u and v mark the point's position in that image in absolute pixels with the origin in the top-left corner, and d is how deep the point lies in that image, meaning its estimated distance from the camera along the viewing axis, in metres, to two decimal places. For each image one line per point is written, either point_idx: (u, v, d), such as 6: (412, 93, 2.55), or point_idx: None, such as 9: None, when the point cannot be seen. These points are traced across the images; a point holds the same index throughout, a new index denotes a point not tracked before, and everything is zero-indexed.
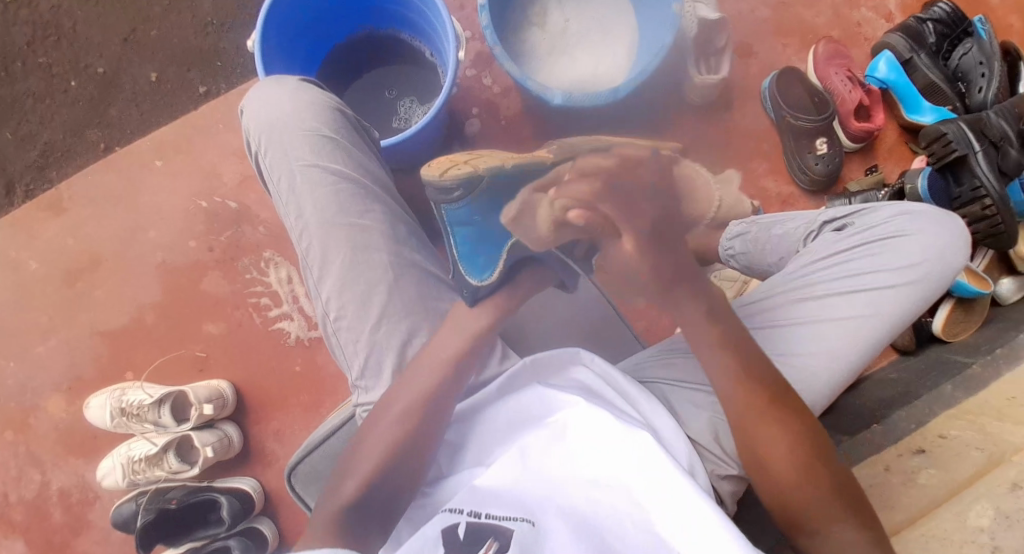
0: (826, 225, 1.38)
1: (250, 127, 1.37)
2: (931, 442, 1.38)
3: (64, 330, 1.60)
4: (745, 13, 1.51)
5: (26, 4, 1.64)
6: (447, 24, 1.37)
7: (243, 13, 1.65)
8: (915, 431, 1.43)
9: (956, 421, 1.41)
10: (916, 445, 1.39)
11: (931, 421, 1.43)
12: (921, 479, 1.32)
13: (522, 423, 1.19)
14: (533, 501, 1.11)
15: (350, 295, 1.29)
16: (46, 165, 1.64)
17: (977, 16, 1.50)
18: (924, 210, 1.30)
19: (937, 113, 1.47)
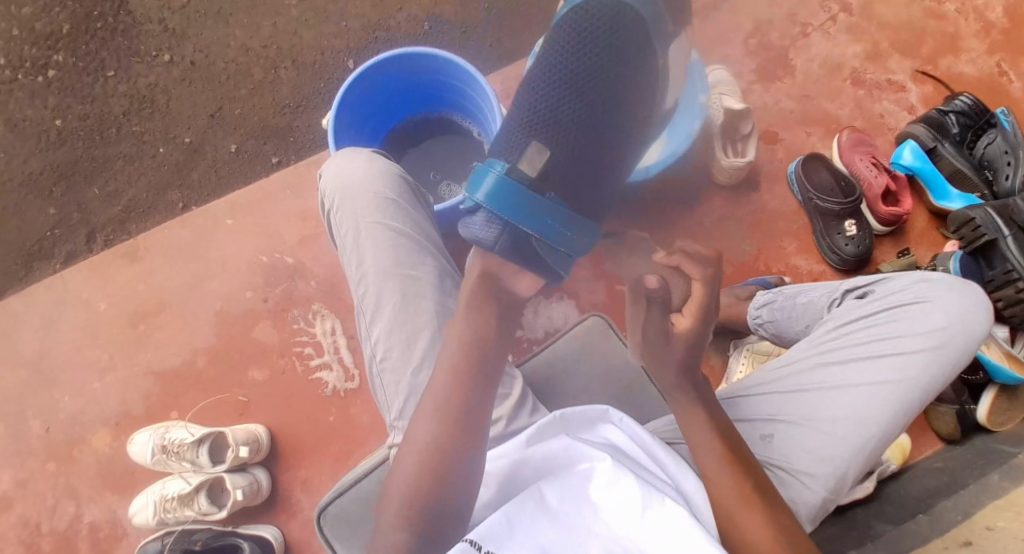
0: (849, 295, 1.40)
1: (323, 187, 1.47)
2: (979, 533, 1.34)
3: (121, 368, 1.67)
4: (770, 103, 1.61)
5: (125, 78, 1.72)
6: (492, 106, 1.47)
7: (320, 94, 1.70)
8: (962, 523, 1.38)
9: (1002, 513, 1.38)
10: (964, 537, 1.34)
11: (978, 513, 1.39)
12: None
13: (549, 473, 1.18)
14: (556, 539, 1.09)
15: (398, 337, 1.37)
16: (127, 219, 1.70)
17: (999, 108, 1.57)
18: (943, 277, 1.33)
19: (965, 199, 1.54)
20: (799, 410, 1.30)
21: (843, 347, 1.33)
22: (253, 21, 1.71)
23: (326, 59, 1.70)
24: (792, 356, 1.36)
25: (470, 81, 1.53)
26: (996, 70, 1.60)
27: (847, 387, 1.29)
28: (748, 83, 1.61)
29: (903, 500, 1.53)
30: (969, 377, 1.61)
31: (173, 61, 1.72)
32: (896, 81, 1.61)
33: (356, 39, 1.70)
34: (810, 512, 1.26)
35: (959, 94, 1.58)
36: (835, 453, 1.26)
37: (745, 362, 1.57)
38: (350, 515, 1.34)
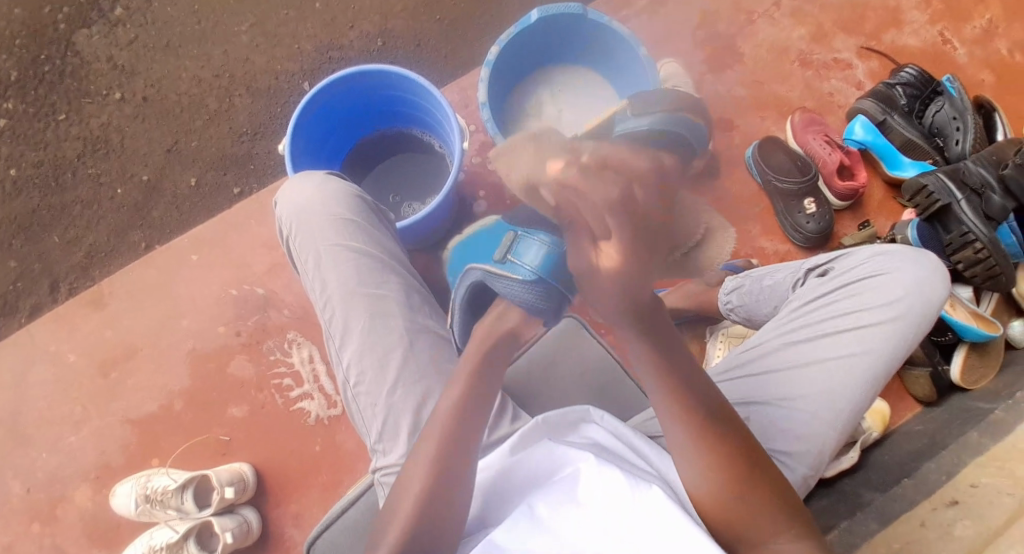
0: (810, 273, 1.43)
1: (281, 216, 1.45)
2: (964, 491, 1.36)
3: (97, 419, 1.62)
4: (723, 92, 1.63)
5: (77, 120, 1.68)
6: (452, 119, 1.48)
7: (277, 121, 1.68)
8: (947, 483, 1.40)
9: (984, 469, 1.40)
10: (951, 496, 1.37)
11: (961, 473, 1.41)
12: (958, 532, 1.27)
13: (537, 482, 1.18)
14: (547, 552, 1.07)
15: (369, 360, 1.35)
16: (90, 264, 1.67)
17: (945, 76, 1.59)
18: (899, 248, 1.35)
19: (917, 167, 1.57)
20: (771, 390, 1.32)
21: (808, 324, 1.35)
22: (204, 51, 1.69)
23: (281, 85, 1.68)
24: (761, 338, 1.38)
25: (425, 95, 1.53)
26: (939, 39, 1.63)
27: (816, 363, 1.31)
28: (699, 75, 1.63)
29: (889, 466, 1.54)
30: (939, 339, 1.62)
31: (125, 98, 1.69)
32: (842, 60, 1.64)
33: (309, 62, 1.68)
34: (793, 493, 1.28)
35: (905, 65, 1.60)
36: (811, 431, 1.28)
37: (721, 346, 1.59)
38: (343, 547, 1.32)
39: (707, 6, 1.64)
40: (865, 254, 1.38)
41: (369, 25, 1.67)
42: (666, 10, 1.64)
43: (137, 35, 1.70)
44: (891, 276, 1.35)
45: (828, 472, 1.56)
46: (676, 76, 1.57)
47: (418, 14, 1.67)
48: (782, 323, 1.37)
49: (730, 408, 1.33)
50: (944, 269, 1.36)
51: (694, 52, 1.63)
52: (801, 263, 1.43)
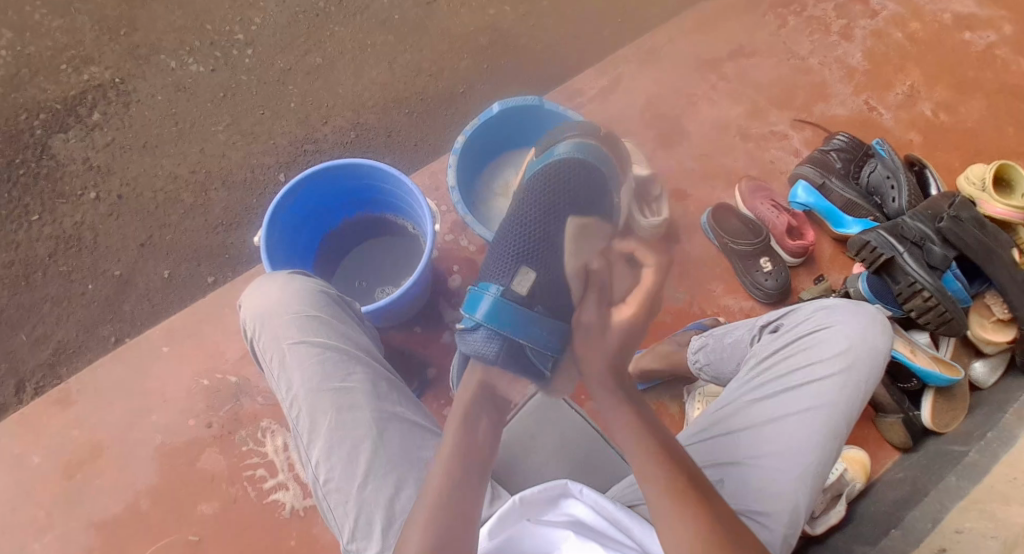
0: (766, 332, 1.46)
1: (241, 316, 1.45)
2: (950, 539, 1.37)
3: (61, 525, 1.55)
4: (675, 166, 1.72)
5: (50, 220, 1.71)
6: (423, 203, 1.52)
7: (252, 211, 1.73)
8: (933, 530, 1.40)
9: (968, 513, 1.41)
10: (938, 544, 1.37)
11: (946, 518, 1.42)
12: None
13: None
14: None
15: (337, 458, 1.32)
16: (57, 362, 1.65)
17: (876, 140, 1.71)
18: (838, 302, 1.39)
19: (860, 224, 1.66)
20: (740, 451, 1.34)
21: (766, 383, 1.37)
22: (180, 149, 1.75)
23: (258, 176, 1.74)
24: (725, 401, 1.40)
25: (393, 180, 1.58)
26: (867, 106, 1.76)
27: (778, 420, 1.33)
28: (651, 150, 1.73)
29: (875, 517, 1.53)
30: (905, 386, 1.64)
31: (99, 198, 1.73)
32: (779, 131, 1.76)
33: (285, 155, 1.75)
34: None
35: (836, 134, 1.73)
36: (781, 488, 1.29)
37: (700, 404, 1.59)
38: None
39: (651, 91, 1.76)
40: (810, 310, 1.42)
41: (340, 120, 1.77)
42: (616, 95, 1.76)
43: (113, 138, 1.76)
44: (836, 330, 1.38)
45: (816, 528, 1.55)
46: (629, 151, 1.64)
47: (387, 108, 1.77)
48: (743, 385, 1.40)
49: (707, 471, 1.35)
50: (885, 317, 1.39)
51: (644, 131, 1.74)
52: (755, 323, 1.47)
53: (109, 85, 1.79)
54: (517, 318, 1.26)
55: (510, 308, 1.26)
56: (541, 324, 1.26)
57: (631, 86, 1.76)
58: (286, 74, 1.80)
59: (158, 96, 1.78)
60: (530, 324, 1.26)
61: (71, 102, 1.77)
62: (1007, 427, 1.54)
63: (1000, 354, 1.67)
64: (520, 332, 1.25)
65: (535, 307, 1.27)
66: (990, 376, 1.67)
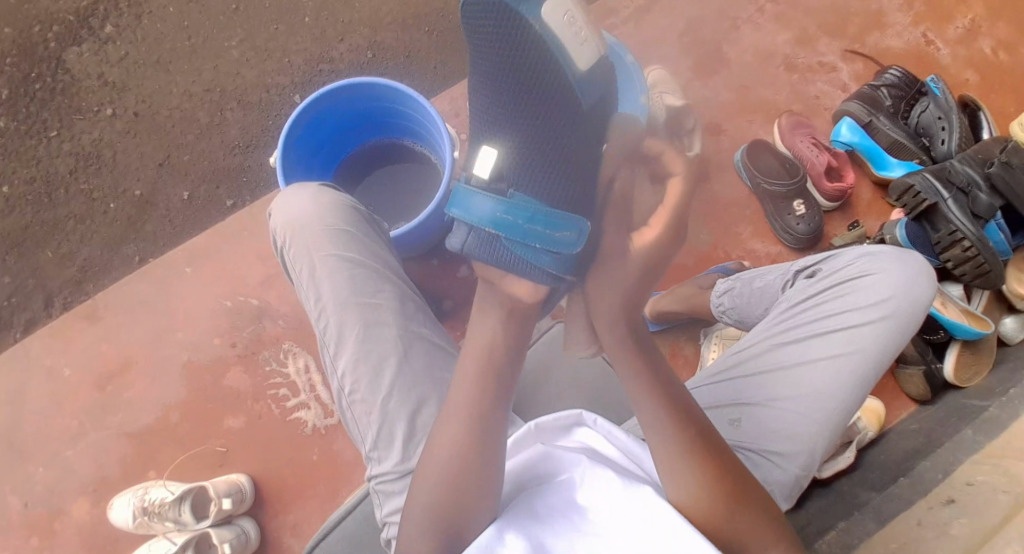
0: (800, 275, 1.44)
1: (278, 226, 1.45)
2: (960, 490, 1.37)
3: (93, 434, 1.62)
4: (710, 98, 1.64)
5: (69, 136, 1.69)
6: (443, 131, 1.47)
7: (269, 132, 1.69)
8: (944, 482, 1.41)
9: (981, 466, 1.41)
10: (947, 495, 1.38)
11: (958, 470, 1.42)
12: (953, 530, 1.28)
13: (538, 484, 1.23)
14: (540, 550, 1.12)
15: (363, 369, 1.36)
16: (84, 278, 1.67)
17: (931, 76, 1.61)
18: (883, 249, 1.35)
19: (905, 167, 1.58)
20: (762, 391, 1.35)
21: (797, 327, 1.37)
22: (194, 66, 1.70)
23: (274, 97, 1.69)
24: (751, 341, 1.40)
25: (413, 105, 1.53)
26: (923, 39, 1.64)
27: (805, 365, 1.33)
28: (686, 81, 1.64)
29: (884, 464, 1.56)
30: (931, 337, 1.62)
31: (116, 113, 1.70)
32: (826, 63, 1.65)
33: (300, 74, 1.69)
34: (784, 491, 1.31)
35: (888, 67, 1.62)
36: (800, 432, 1.30)
37: (716, 347, 1.59)
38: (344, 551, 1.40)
39: (690, 15, 1.65)
40: (851, 255, 1.39)
41: (358, 37, 1.69)
42: (651, 17, 1.65)
43: (128, 52, 1.71)
44: (876, 278, 1.35)
45: (823, 472, 1.58)
46: (663, 83, 1.56)
47: (407, 27, 1.69)
48: (773, 326, 1.40)
49: (725, 409, 1.37)
50: (929, 268, 1.36)
51: (680, 58, 1.64)
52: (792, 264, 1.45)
53: None
54: (523, 213, 1.13)
55: (515, 204, 1.13)
56: (557, 220, 1.13)
57: (668, 8, 1.65)
58: None
59: (170, 9, 1.72)
60: (528, 217, 1.13)
61: (83, 12, 1.71)
62: None
63: None
64: (517, 232, 1.13)
65: (512, 192, 1.14)
66: (1020, 333, 1.63)
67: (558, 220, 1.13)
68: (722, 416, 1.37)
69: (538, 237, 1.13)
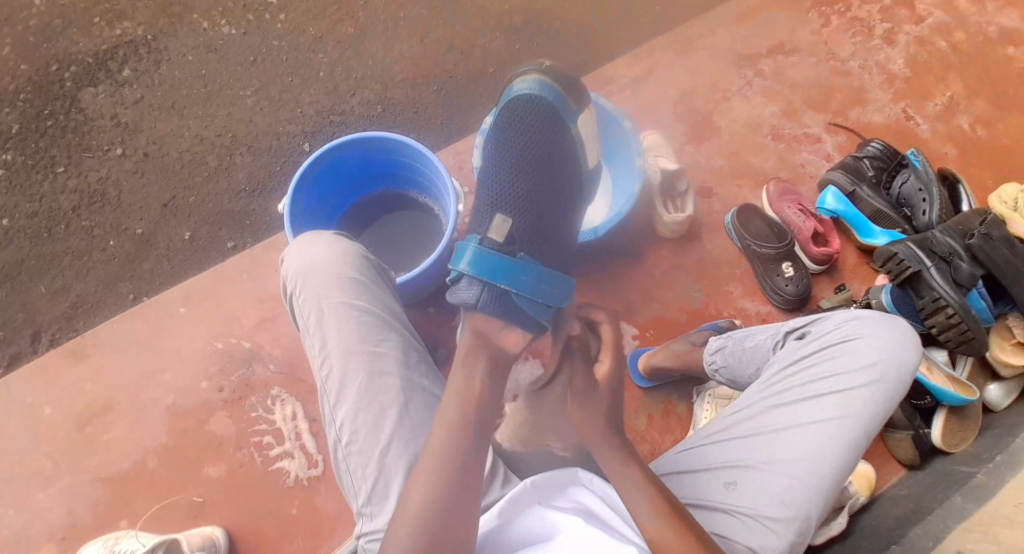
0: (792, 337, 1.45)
1: (283, 271, 1.46)
2: None
3: (68, 476, 1.57)
4: (702, 162, 1.70)
5: (76, 173, 1.72)
6: (449, 182, 1.51)
7: (274, 178, 1.72)
8: (934, 548, 1.40)
9: (970, 534, 1.40)
10: None
11: (948, 537, 1.41)
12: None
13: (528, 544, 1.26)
14: None
15: (363, 418, 1.36)
16: (74, 315, 1.66)
17: (911, 149, 1.68)
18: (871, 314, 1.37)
19: (888, 236, 1.64)
20: (756, 454, 1.34)
21: (790, 388, 1.37)
22: (207, 112, 1.75)
23: (283, 144, 1.74)
24: (744, 401, 1.40)
25: (420, 156, 1.57)
26: (903, 115, 1.73)
27: (797, 427, 1.33)
28: (680, 145, 1.71)
29: (875, 531, 1.54)
30: (918, 402, 1.65)
31: (125, 154, 1.73)
32: (812, 134, 1.73)
33: (309, 124, 1.75)
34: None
35: (870, 140, 1.69)
36: (794, 496, 1.29)
37: (709, 406, 1.59)
38: None
39: (684, 84, 1.74)
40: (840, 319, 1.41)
41: (368, 92, 1.76)
42: (648, 85, 1.74)
43: (143, 95, 1.75)
44: (865, 342, 1.36)
45: (817, 538, 1.56)
46: (658, 146, 1.66)
47: (416, 83, 1.76)
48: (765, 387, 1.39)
49: (717, 472, 1.35)
50: (916, 335, 1.38)
51: (675, 124, 1.72)
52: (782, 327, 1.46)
53: (141, 41, 1.78)
54: (518, 265, 1.27)
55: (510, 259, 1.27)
56: (542, 273, 1.27)
57: (664, 78, 1.74)
58: (317, 43, 1.78)
59: (189, 56, 1.77)
60: (522, 267, 1.27)
61: (102, 56, 1.76)
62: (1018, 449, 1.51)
63: (1016, 379, 1.65)
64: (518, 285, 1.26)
65: (516, 254, 1.31)
66: (1004, 401, 1.65)
67: (552, 276, 1.27)
68: (714, 479, 1.35)
69: (528, 289, 1.26)
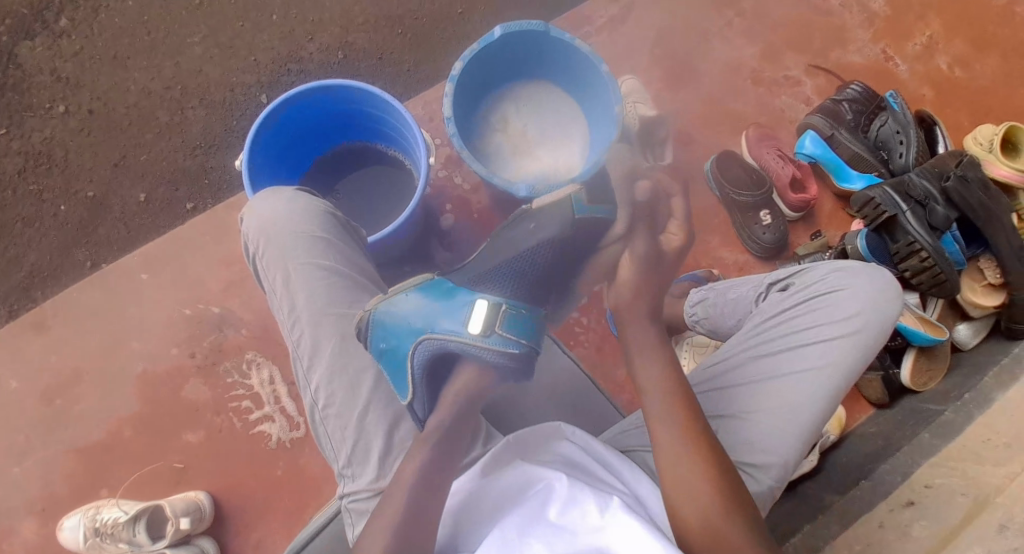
0: (772, 289, 1.40)
1: (245, 232, 1.37)
2: (919, 493, 1.41)
3: (40, 449, 1.53)
4: (680, 108, 1.67)
5: (18, 135, 1.63)
6: (418, 135, 1.45)
7: (233, 133, 1.66)
8: (903, 483, 1.45)
9: (938, 469, 1.44)
10: (907, 497, 1.41)
11: (916, 473, 1.46)
12: (916, 532, 1.32)
13: (505, 501, 1.16)
14: None
15: (339, 383, 1.28)
16: (31, 285, 1.60)
17: (889, 91, 1.65)
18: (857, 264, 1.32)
19: (865, 179, 1.62)
20: (735, 405, 1.29)
21: (769, 341, 1.31)
22: (153, 62, 1.66)
23: (238, 96, 1.66)
24: (724, 354, 1.35)
25: (388, 108, 1.50)
26: (883, 56, 1.71)
27: (777, 379, 1.28)
28: (658, 91, 1.67)
29: (846, 467, 1.58)
30: (889, 343, 1.67)
31: (69, 111, 1.64)
32: (792, 77, 1.70)
33: (267, 73, 1.67)
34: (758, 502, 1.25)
35: (850, 83, 1.68)
36: (772, 444, 1.25)
37: (688, 357, 1.60)
38: None
39: (662, 26, 1.69)
40: (824, 268, 1.35)
41: (328, 37, 1.68)
42: (626, 27, 1.68)
43: (83, 46, 1.65)
44: (847, 293, 1.31)
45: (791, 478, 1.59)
46: (636, 92, 1.61)
47: (379, 26, 1.68)
48: (746, 340, 1.34)
49: None
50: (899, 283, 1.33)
51: (653, 69, 1.68)
52: (763, 279, 1.41)
53: None
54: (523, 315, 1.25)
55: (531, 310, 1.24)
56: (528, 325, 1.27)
57: (642, 19, 1.69)
58: None
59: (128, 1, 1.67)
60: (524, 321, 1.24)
61: (37, 4, 1.64)
62: (986, 388, 1.56)
63: (984, 318, 1.70)
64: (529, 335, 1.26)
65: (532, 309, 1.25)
66: (972, 339, 1.70)
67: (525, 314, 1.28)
68: None
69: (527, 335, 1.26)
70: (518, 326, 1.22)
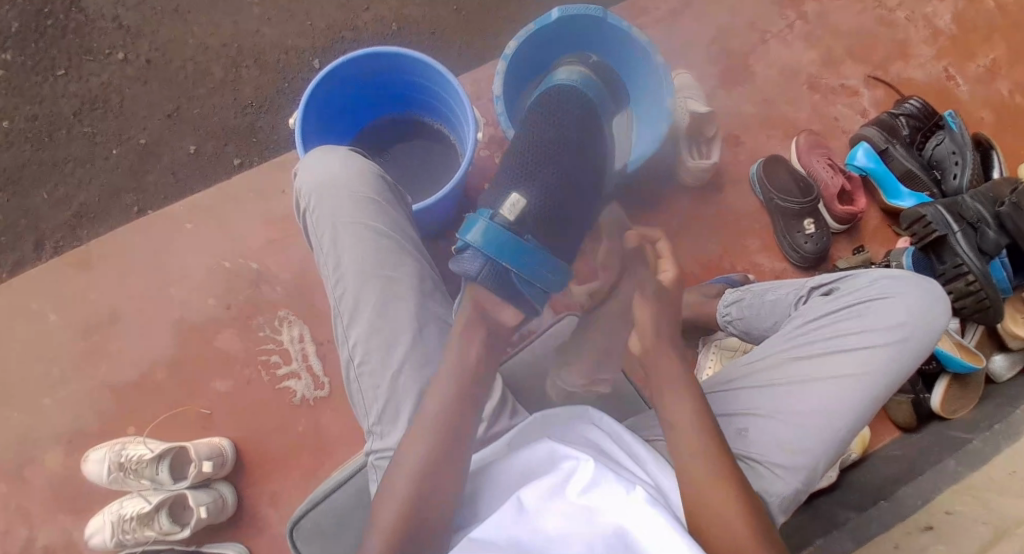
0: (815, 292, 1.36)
1: (298, 187, 1.35)
2: (939, 518, 1.39)
3: (74, 383, 1.59)
4: (732, 107, 1.66)
5: (76, 77, 1.68)
6: (468, 110, 1.44)
7: (284, 94, 1.69)
8: (922, 508, 1.44)
9: (961, 497, 1.43)
10: (925, 522, 1.40)
11: (938, 498, 1.44)
12: None
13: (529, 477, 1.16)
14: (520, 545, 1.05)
15: (376, 341, 1.26)
16: (78, 225, 1.65)
17: (948, 111, 1.64)
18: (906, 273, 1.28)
19: (915, 198, 1.59)
20: (769, 404, 1.25)
21: (809, 343, 1.27)
22: (213, 18, 1.70)
23: (292, 59, 1.70)
24: (762, 352, 1.30)
25: (442, 83, 1.50)
26: (944, 74, 1.68)
27: (815, 382, 1.24)
28: (711, 89, 1.66)
29: (865, 486, 1.57)
30: (923, 366, 1.65)
31: (128, 59, 1.69)
32: (849, 87, 1.68)
33: (321, 39, 1.70)
34: (782, 504, 1.22)
35: (909, 98, 1.65)
36: (805, 446, 1.21)
37: (714, 357, 1.59)
38: (326, 527, 1.30)
39: (722, 24, 1.67)
40: (871, 276, 1.31)
41: (384, 8, 1.70)
42: (682, 20, 1.67)
43: None
44: (894, 302, 1.27)
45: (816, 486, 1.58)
46: (688, 87, 1.59)
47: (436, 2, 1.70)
48: (785, 340, 1.30)
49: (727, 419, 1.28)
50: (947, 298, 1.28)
51: (707, 65, 1.66)
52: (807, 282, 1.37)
53: None
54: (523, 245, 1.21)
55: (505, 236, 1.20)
56: (534, 254, 1.20)
57: (701, 14, 1.67)
58: None
59: None
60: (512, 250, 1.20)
61: None
62: (1017, 421, 1.54)
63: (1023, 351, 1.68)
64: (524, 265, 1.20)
65: (528, 239, 1.22)
66: (1008, 371, 1.67)
67: (558, 266, 1.22)
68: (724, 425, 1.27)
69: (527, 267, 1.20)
70: (489, 236, 1.20)
